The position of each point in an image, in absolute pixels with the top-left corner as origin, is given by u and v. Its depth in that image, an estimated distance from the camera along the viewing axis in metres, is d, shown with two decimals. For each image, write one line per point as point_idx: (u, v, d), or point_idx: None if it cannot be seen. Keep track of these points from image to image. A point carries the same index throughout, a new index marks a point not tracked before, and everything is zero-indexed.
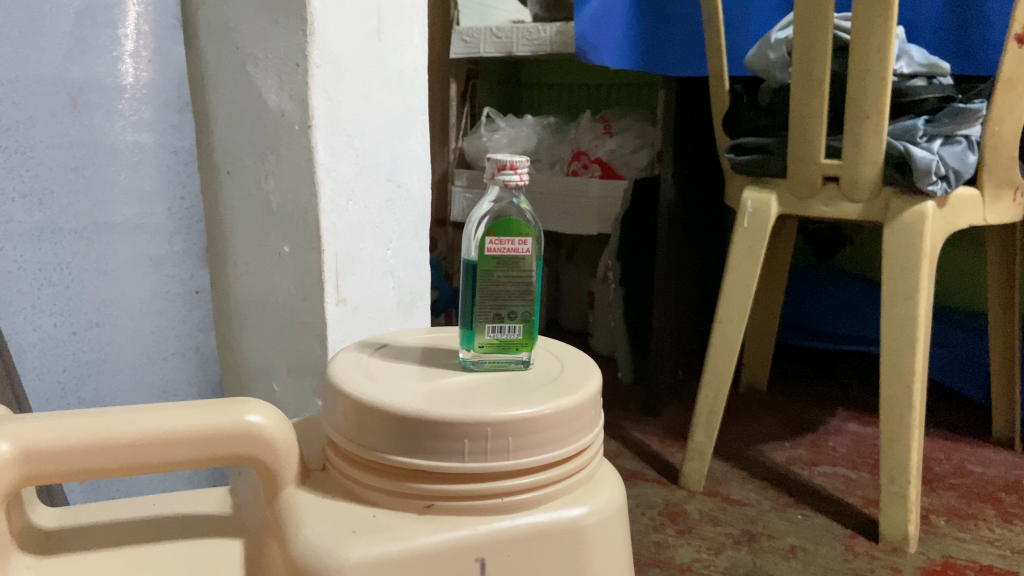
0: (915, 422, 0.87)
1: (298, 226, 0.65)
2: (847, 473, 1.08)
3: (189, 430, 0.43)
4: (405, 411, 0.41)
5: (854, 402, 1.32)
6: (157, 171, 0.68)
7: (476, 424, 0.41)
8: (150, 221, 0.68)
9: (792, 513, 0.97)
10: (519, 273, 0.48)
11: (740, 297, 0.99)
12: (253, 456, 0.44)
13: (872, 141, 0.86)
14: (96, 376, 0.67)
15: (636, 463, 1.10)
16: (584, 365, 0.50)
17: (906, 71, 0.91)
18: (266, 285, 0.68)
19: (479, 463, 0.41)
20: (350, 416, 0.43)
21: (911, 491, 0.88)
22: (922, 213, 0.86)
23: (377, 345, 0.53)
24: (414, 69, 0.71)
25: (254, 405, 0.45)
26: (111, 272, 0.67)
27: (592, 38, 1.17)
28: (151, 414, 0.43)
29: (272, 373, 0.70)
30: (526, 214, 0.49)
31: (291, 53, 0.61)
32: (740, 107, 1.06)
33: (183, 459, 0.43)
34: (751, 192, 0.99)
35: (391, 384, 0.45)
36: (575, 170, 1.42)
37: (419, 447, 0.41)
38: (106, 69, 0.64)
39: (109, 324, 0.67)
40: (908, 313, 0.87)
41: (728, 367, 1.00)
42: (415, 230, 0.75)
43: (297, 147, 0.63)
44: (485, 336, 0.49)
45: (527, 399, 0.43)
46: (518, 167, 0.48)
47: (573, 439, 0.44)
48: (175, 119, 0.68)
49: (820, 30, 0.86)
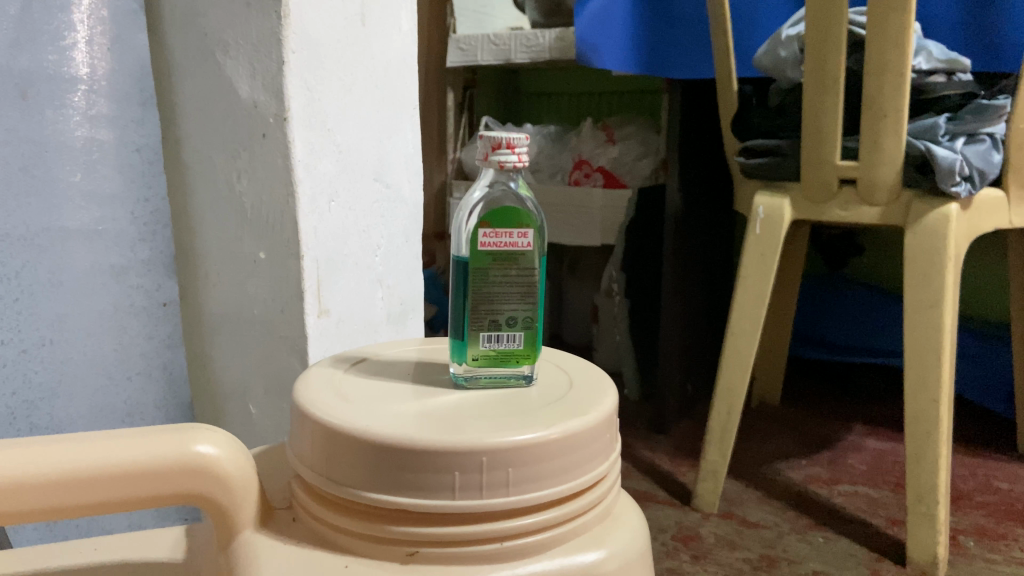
0: (944, 438, 0.80)
1: (275, 230, 0.58)
2: (869, 491, 1.01)
3: (125, 465, 0.36)
4: (383, 438, 0.34)
5: (872, 416, 1.25)
6: (118, 170, 0.62)
7: (468, 452, 0.34)
8: (111, 227, 0.62)
9: (812, 536, 0.89)
10: (518, 271, 0.42)
11: (754, 306, 0.92)
12: (202, 495, 0.37)
13: (890, 141, 0.80)
14: (50, 400, 0.60)
15: (645, 484, 1.03)
16: (596, 381, 0.43)
17: (924, 67, 0.84)
18: (242, 297, 0.62)
19: (472, 500, 0.34)
20: (318, 445, 0.37)
21: (940, 511, 0.80)
22: (945, 216, 0.80)
23: (356, 360, 0.46)
24: (404, 61, 0.66)
25: (204, 432, 0.38)
26: (66, 283, 0.60)
27: (593, 40, 1.14)
28: (79, 445, 0.36)
29: (249, 393, 0.64)
30: (526, 202, 0.43)
31: (263, 35, 0.55)
32: (750, 108, 0.99)
33: (120, 499, 0.36)
34: (762, 197, 0.92)
35: (368, 406, 0.38)
36: (578, 180, 1.35)
37: (401, 482, 0.34)
38: (57, 58, 0.57)
39: (64, 341, 0.60)
40: (933, 322, 0.80)
41: (741, 384, 0.93)
42: (405, 235, 0.69)
43: (272, 142, 0.57)
44: (479, 347, 0.42)
45: (530, 421, 0.37)
46: (515, 147, 0.41)
47: (585, 470, 0.37)
48: (137, 113, 0.62)
49: (835, 24, 0.79)
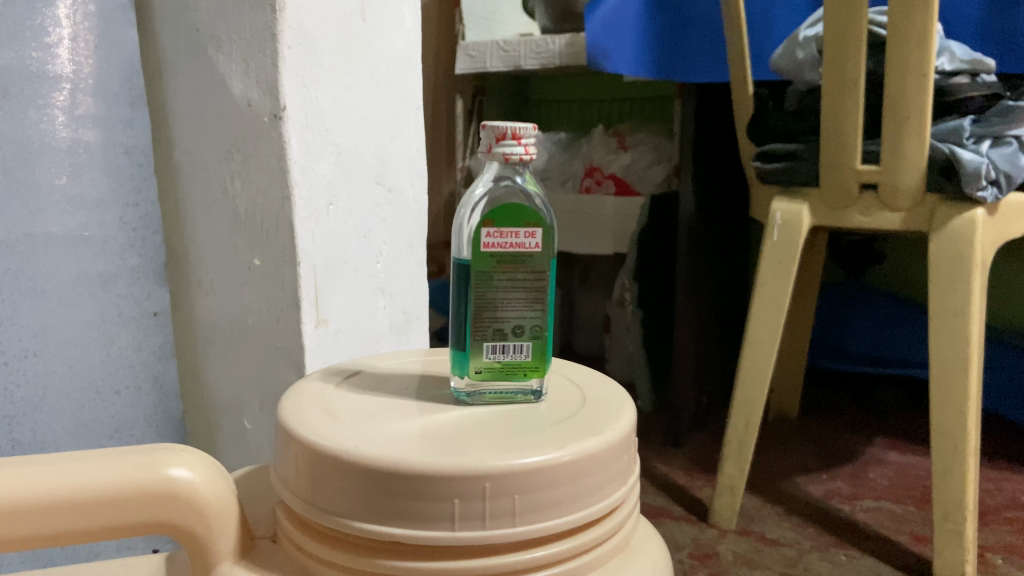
0: (971, 452, 0.75)
1: (269, 236, 0.55)
2: (892, 507, 0.96)
3: (89, 490, 0.33)
4: (375, 461, 0.31)
5: (894, 430, 1.20)
6: (105, 173, 0.59)
7: (469, 478, 0.30)
8: (98, 233, 0.59)
9: (835, 554, 0.85)
10: (525, 275, 0.38)
11: (772, 316, 0.88)
12: (175, 525, 0.34)
13: (914, 145, 0.76)
14: (33, 415, 0.57)
15: (660, 499, 0.99)
16: (610, 396, 0.40)
17: (947, 68, 0.80)
18: (236, 306, 0.59)
19: (473, 532, 0.31)
20: (303, 468, 0.33)
21: (969, 528, 0.76)
22: (971, 221, 0.76)
23: (347, 374, 0.43)
24: (406, 58, 0.62)
25: (178, 454, 0.35)
26: (49, 292, 0.57)
27: (604, 44, 1.08)
28: (40, 471, 0.33)
29: (243, 408, 0.61)
30: (533, 199, 0.39)
31: (258, 30, 0.52)
32: (766, 111, 0.95)
33: (86, 528, 0.33)
34: (779, 203, 0.88)
35: (360, 424, 0.35)
36: (589, 187, 1.31)
37: (394, 510, 0.31)
38: (39, 55, 0.54)
39: (48, 353, 0.57)
40: (959, 331, 0.76)
41: (759, 396, 0.89)
42: (409, 240, 0.65)
43: (267, 142, 0.54)
44: (482, 359, 0.39)
45: (539, 441, 0.33)
46: (521, 137, 0.38)
47: (599, 496, 0.33)
48: (126, 114, 0.59)
49: (854, 23, 0.75)
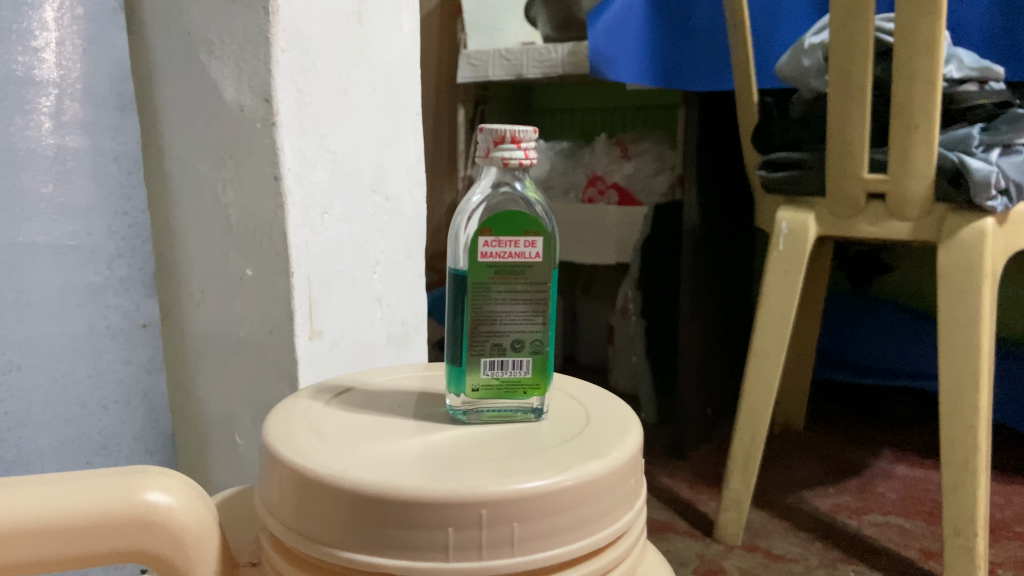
0: (983, 466, 0.73)
1: (261, 245, 0.54)
2: (901, 522, 0.94)
3: (63, 516, 0.31)
4: (364, 488, 0.29)
5: (901, 443, 1.18)
6: (93, 181, 0.57)
7: (465, 505, 0.28)
8: (85, 242, 0.57)
9: (842, 570, 0.83)
10: (525, 287, 0.37)
11: (778, 327, 0.86)
12: (152, 553, 0.32)
13: (922, 153, 0.74)
14: (17, 430, 0.55)
15: (664, 513, 0.97)
16: (615, 415, 0.38)
17: (956, 75, 0.77)
18: (228, 318, 0.58)
19: (468, 563, 0.29)
20: (288, 493, 0.31)
21: (980, 544, 0.73)
22: (981, 231, 0.73)
23: (338, 391, 0.41)
24: (404, 64, 0.61)
25: (158, 477, 0.34)
26: (35, 303, 0.55)
27: (606, 53, 1.04)
28: (8, 496, 0.31)
29: (235, 423, 0.60)
30: (533, 207, 0.37)
31: (250, 32, 0.50)
32: (771, 120, 0.94)
33: (60, 555, 0.32)
34: (785, 212, 0.87)
35: (350, 445, 0.33)
36: (590, 197, 1.29)
37: (385, 539, 0.29)
38: (25, 60, 0.52)
39: (32, 366, 0.55)
40: (970, 342, 0.73)
41: (765, 409, 0.87)
42: (407, 250, 0.64)
43: (259, 148, 0.52)
44: (480, 375, 0.37)
45: (540, 463, 0.31)
46: (521, 141, 0.36)
47: (604, 523, 0.32)
48: (115, 119, 0.57)
49: (861, 30, 0.73)
